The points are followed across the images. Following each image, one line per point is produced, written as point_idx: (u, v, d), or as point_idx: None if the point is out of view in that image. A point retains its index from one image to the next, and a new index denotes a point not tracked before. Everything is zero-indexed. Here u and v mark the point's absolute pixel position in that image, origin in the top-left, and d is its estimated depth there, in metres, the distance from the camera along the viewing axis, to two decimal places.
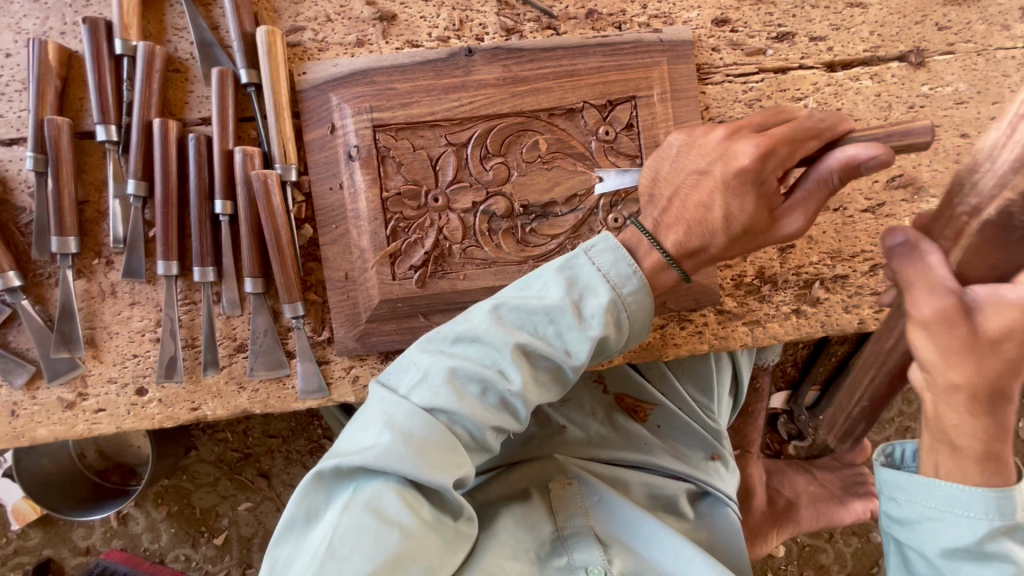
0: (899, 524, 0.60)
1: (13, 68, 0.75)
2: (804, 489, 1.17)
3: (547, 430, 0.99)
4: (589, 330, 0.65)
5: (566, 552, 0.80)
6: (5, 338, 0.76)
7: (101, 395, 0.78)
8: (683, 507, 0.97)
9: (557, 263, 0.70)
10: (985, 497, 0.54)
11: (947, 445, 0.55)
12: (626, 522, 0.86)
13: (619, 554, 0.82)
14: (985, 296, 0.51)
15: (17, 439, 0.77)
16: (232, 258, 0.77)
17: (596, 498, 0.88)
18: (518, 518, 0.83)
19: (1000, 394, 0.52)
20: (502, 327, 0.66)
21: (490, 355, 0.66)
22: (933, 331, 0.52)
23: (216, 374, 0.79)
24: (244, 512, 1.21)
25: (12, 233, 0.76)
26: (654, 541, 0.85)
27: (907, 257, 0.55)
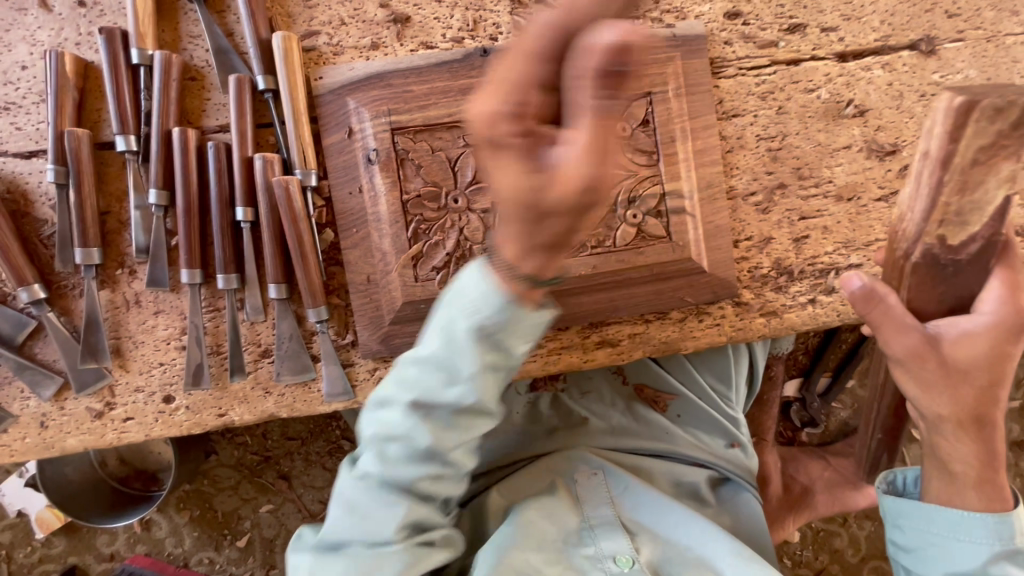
0: (906, 550, 0.69)
1: (30, 80, 0.75)
2: (819, 476, 1.19)
3: (569, 423, 1.01)
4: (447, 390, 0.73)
5: (594, 542, 0.82)
6: (32, 350, 0.77)
7: (129, 404, 0.79)
8: (706, 493, 0.99)
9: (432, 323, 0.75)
10: (982, 522, 0.63)
11: (946, 473, 0.64)
12: (652, 511, 0.87)
13: (647, 542, 0.83)
14: (943, 328, 0.59)
15: (47, 449, 0.78)
16: (254, 264, 0.78)
17: (620, 487, 0.90)
18: (546, 510, 0.84)
19: (984, 420, 0.61)
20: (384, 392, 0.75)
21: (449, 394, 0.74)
22: (912, 367, 0.60)
23: (243, 380, 0.79)
24: (266, 514, 1.22)
25: (35, 245, 0.76)
26: (680, 526, 0.86)
27: (872, 300, 0.59)
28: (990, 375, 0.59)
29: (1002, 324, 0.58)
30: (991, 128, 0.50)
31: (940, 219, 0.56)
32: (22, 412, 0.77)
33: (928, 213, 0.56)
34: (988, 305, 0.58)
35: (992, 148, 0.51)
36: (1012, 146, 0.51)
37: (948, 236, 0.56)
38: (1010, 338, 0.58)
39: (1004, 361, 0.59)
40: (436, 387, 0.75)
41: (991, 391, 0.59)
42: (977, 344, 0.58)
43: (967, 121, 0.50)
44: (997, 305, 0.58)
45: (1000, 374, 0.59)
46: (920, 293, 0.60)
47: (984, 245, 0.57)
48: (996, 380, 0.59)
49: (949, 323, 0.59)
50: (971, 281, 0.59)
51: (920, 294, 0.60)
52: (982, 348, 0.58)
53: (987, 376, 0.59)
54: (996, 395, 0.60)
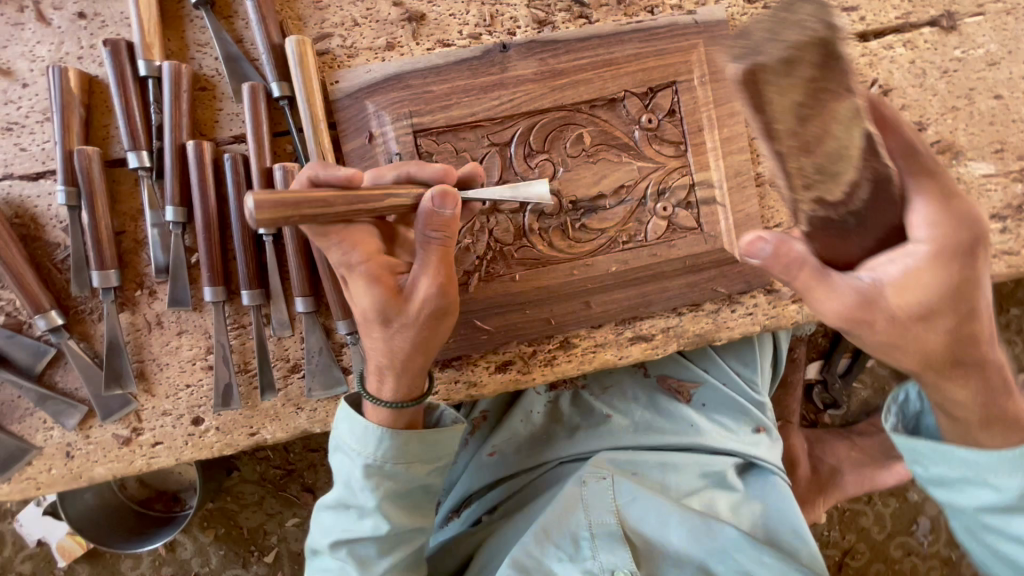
0: (942, 490, 0.62)
1: (32, 98, 0.72)
2: (846, 456, 1.19)
3: (591, 419, 1.00)
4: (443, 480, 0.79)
5: (592, 556, 0.83)
6: (52, 379, 0.74)
7: (157, 428, 0.76)
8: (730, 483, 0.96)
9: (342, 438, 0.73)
10: (1009, 456, 0.57)
11: (947, 415, 0.60)
12: (658, 519, 0.86)
13: (645, 557, 0.84)
14: (881, 273, 0.50)
15: (76, 480, 0.76)
16: (279, 278, 0.75)
17: (629, 496, 0.88)
18: (544, 529, 0.85)
19: (966, 357, 0.55)
20: (379, 500, 0.74)
21: (397, 492, 0.74)
22: (858, 328, 0.52)
23: (274, 398, 0.77)
24: (293, 528, 1.20)
25: (49, 270, 0.73)
26: (686, 533, 0.85)
27: (786, 263, 0.51)
28: (953, 307, 0.52)
29: (942, 246, 0.50)
30: (789, 83, 0.42)
31: (803, 184, 0.46)
32: (46, 443, 0.75)
33: (787, 181, 0.46)
34: (925, 231, 0.50)
35: (814, 97, 0.42)
36: (833, 84, 0.42)
37: (824, 196, 0.46)
38: (961, 256, 0.51)
39: (963, 285, 0.52)
40: (349, 496, 0.74)
41: (964, 322, 0.53)
42: (922, 284, 0.50)
43: (761, 88, 0.42)
44: (942, 225, 0.50)
45: (965, 301, 0.52)
46: (833, 246, 0.50)
47: (873, 184, 0.46)
48: (963, 308, 0.53)
49: (897, 263, 0.50)
50: (888, 213, 0.49)
51: (833, 246, 0.50)
52: (935, 283, 0.51)
53: (948, 311, 0.52)
54: (973, 327, 0.54)
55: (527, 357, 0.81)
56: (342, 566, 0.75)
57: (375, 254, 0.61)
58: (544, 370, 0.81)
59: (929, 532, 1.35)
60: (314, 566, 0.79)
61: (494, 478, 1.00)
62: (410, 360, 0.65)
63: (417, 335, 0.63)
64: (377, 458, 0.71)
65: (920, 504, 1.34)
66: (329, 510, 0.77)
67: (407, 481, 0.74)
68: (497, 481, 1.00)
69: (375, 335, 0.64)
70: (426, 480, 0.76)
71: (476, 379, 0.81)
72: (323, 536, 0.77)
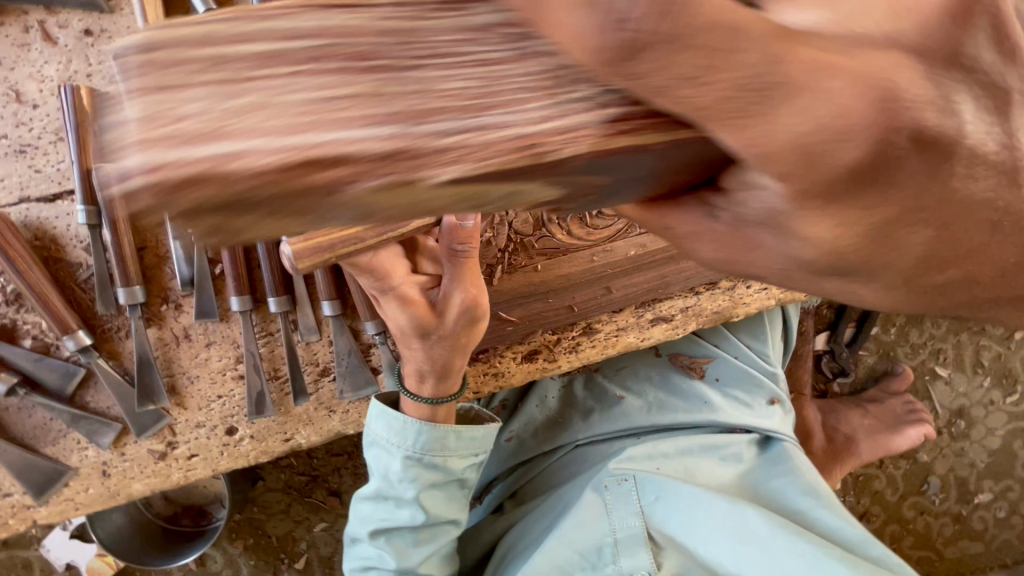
0: None
1: (43, 119, 0.71)
2: (859, 423, 1.23)
3: (605, 402, 0.98)
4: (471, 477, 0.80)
5: (614, 559, 0.82)
6: (83, 399, 0.74)
7: (192, 440, 0.77)
8: (746, 458, 0.97)
9: (376, 436, 0.74)
10: None
11: None
12: (682, 518, 0.84)
13: (670, 555, 0.82)
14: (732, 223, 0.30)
15: (114, 497, 0.76)
16: (303, 283, 0.76)
17: (652, 496, 0.87)
18: (572, 528, 0.83)
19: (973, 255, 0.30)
20: (412, 496, 0.75)
21: (435, 485, 0.76)
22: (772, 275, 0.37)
23: (307, 402, 0.78)
24: (321, 533, 1.21)
25: (73, 290, 0.73)
26: (711, 530, 0.82)
27: None
28: (876, 249, 0.28)
29: (805, 188, 0.25)
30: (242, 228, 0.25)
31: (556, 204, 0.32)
32: (82, 463, 0.75)
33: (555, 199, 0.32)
34: (784, 184, 0.25)
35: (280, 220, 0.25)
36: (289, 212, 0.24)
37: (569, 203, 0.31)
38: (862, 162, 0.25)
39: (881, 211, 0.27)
40: (388, 490, 0.76)
41: (930, 249, 0.29)
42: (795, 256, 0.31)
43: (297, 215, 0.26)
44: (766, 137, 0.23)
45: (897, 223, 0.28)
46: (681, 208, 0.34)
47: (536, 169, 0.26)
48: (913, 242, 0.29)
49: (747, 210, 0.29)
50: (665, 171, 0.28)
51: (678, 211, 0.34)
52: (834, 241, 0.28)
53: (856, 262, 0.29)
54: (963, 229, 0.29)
55: (552, 345, 0.82)
56: (381, 555, 0.78)
57: (408, 275, 0.62)
58: (570, 357, 0.83)
59: (940, 490, 1.39)
60: (352, 554, 0.82)
61: (512, 462, 1.02)
62: (450, 363, 0.68)
63: (456, 342, 0.66)
64: (416, 453, 0.74)
65: (930, 464, 1.38)
66: (366, 502, 0.79)
67: (443, 474, 0.76)
68: (517, 464, 1.02)
69: (414, 346, 0.66)
70: (462, 474, 0.78)
71: (503, 370, 0.82)
72: (361, 526, 0.79)
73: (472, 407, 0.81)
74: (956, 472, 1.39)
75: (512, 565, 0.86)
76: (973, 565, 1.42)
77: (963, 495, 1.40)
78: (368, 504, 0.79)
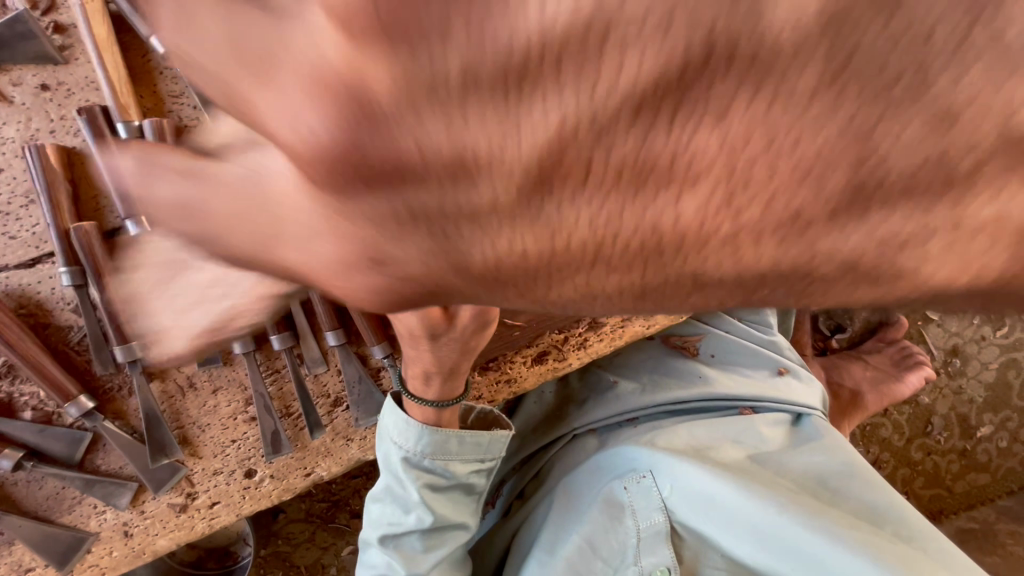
0: None
1: (11, 182, 0.69)
2: (862, 376, 1.26)
3: (600, 390, 0.96)
4: (477, 479, 0.80)
5: (634, 560, 0.80)
6: (94, 463, 0.72)
7: (211, 488, 0.76)
8: (767, 437, 0.89)
9: (380, 440, 0.75)
10: None
11: None
12: (701, 510, 0.79)
13: (690, 546, 0.80)
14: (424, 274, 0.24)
15: (139, 556, 0.75)
16: (304, 316, 0.74)
17: (667, 488, 0.82)
18: (592, 530, 0.81)
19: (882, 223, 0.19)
20: (417, 501, 0.76)
21: (437, 487, 0.77)
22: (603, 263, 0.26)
23: (323, 434, 0.78)
24: (350, 556, 1.21)
25: (68, 354, 0.70)
26: (734, 522, 0.77)
27: None
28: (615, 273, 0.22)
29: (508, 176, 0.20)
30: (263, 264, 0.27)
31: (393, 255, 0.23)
32: (101, 527, 0.73)
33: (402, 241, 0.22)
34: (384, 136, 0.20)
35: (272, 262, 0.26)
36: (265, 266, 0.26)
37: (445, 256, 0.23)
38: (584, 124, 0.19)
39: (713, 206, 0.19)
40: (393, 496, 0.77)
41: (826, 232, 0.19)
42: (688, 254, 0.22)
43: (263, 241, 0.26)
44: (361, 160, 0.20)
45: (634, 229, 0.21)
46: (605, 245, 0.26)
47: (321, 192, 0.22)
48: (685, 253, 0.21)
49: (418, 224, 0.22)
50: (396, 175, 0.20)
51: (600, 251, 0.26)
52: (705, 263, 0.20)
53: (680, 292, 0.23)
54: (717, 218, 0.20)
55: (560, 345, 0.82)
56: (389, 562, 0.78)
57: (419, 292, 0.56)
58: (580, 353, 0.83)
59: (944, 429, 1.44)
60: (364, 561, 0.82)
61: (522, 456, 1.00)
62: (459, 364, 0.68)
63: (463, 344, 0.65)
64: (415, 455, 0.74)
65: (932, 405, 1.42)
66: (376, 503, 0.79)
67: (444, 476, 0.77)
68: (529, 457, 1.00)
69: (423, 348, 0.64)
70: (466, 476, 0.78)
71: (516, 376, 0.82)
72: (371, 529, 0.80)
73: (489, 410, 0.80)
74: (957, 410, 1.43)
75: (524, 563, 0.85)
76: (982, 496, 1.47)
77: (966, 431, 1.44)
78: (376, 510, 0.79)
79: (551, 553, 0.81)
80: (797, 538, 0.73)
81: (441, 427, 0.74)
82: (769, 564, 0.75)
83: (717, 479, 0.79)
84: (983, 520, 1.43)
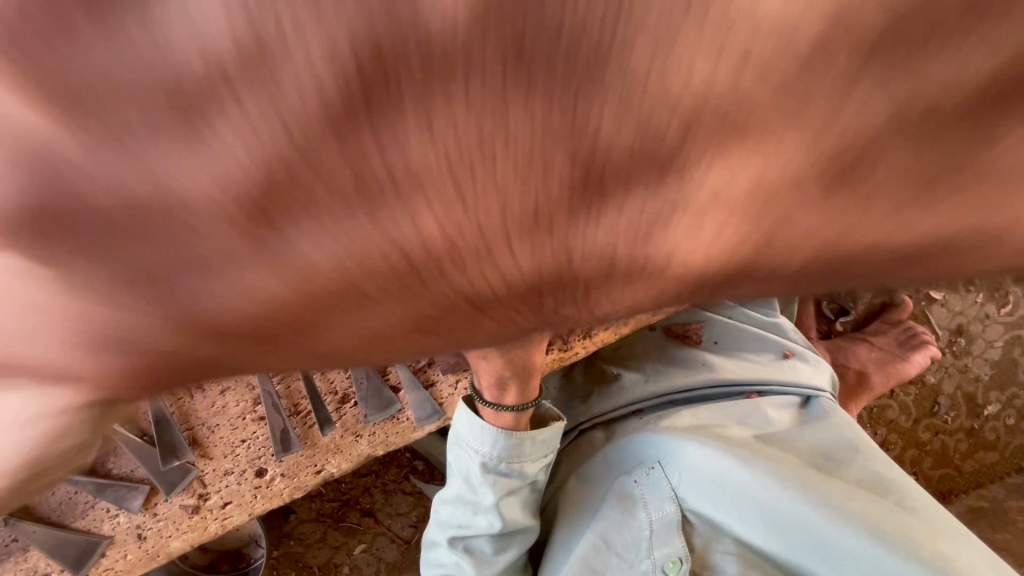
0: None
1: None
2: (869, 358, 1.26)
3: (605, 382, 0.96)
4: (541, 477, 0.79)
5: (648, 552, 0.79)
6: None
7: (223, 489, 0.76)
8: (774, 419, 0.89)
9: (454, 439, 0.75)
10: None
11: None
12: (712, 498, 0.79)
13: (703, 536, 0.79)
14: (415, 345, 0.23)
15: (154, 558, 0.75)
16: None
17: (677, 477, 0.82)
18: (609, 525, 0.80)
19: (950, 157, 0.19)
20: (495, 503, 0.75)
21: (511, 491, 0.76)
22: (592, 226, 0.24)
23: (333, 431, 0.79)
24: (362, 554, 1.21)
25: None
26: (745, 506, 0.76)
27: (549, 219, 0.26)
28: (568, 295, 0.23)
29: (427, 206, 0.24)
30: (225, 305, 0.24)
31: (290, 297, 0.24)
32: (115, 530, 0.74)
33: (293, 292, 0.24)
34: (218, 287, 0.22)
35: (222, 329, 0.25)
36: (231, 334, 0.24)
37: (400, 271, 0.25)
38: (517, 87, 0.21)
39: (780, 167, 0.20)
40: (466, 498, 0.77)
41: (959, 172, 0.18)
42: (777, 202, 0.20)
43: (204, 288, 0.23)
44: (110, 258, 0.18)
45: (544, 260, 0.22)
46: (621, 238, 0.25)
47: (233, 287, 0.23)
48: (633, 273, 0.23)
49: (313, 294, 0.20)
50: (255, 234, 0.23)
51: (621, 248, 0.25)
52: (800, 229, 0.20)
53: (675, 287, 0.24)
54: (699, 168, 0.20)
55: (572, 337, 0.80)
56: (460, 562, 0.79)
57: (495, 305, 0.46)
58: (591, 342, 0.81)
59: (950, 409, 1.44)
60: (431, 560, 0.83)
61: None
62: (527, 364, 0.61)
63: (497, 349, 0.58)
64: (493, 459, 0.73)
65: (938, 386, 1.42)
66: (446, 505, 0.80)
67: (518, 479, 0.76)
68: None
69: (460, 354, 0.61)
70: (535, 477, 0.77)
71: None
72: (439, 531, 0.81)
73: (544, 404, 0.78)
74: (963, 389, 1.43)
75: (544, 561, 0.85)
76: (989, 474, 1.47)
77: (972, 410, 1.44)
78: (449, 510, 0.79)
79: (565, 551, 0.81)
80: (806, 520, 0.73)
81: (519, 434, 0.73)
82: (780, 548, 0.75)
83: (723, 461, 0.78)
84: (992, 497, 1.44)
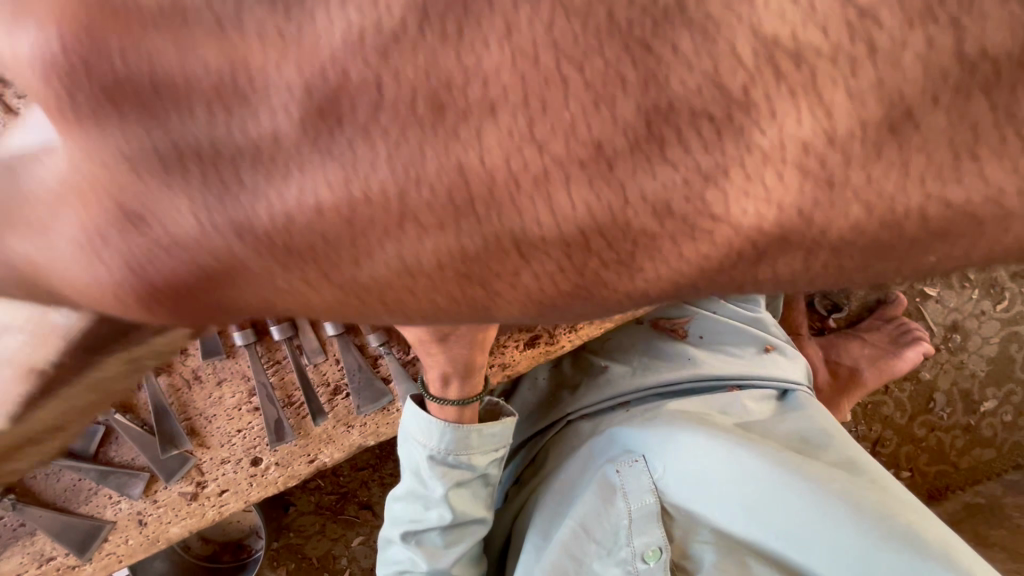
0: None
1: None
2: (861, 353, 1.27)
3: (591, 374, 0.98)
4: (492, 470, 0.81)
5: (627, 540, 0.79)
6: (108, 455, 0.76)
7: (220, 477, 0.79)
8: (754, 411, 0.91)
9: (402, 436, 0.78)
10: None
11: None
12: (691, 485, 0.80)
13: (681, 524, 0.79)
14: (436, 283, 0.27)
15: (155, 543, 0.78)
16: None
17: (660, 468, 0.83)
18: (595, 508, 0.82)
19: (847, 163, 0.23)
20: (445, 495, 0.77)
21: (460, 483, 0.78)
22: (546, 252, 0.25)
23: (326, 421, 0.81)
24: (360, 546, 1.24)
25: None
26: (724, 493, 0.78)
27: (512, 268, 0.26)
28: (475, 289, 0.27)
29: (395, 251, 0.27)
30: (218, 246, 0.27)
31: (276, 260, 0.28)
32: (117, 516, 0.77)
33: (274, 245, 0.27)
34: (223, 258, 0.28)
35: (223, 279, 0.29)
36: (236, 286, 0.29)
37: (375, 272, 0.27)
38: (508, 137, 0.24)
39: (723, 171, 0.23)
40: (418, 495, 0.79)
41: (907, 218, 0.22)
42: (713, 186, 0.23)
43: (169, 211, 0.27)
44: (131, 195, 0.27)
45: (478, 248, 0.26)
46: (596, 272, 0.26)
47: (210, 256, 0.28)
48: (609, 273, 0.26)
49: (228, 223, 0.27)
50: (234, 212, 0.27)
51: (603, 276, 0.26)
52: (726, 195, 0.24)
53: (573, 304, 0.27)
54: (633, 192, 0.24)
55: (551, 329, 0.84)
56: (413, 556, 0.81)
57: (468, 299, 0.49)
58: (571, 336, 0.85)
59: (946, 406, 1.44)
60: (386, 557, 0.85)
61: (518, 441, 1.03)
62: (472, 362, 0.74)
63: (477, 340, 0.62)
64: (440, 452, 0.75)
65: (934, 382, 1.42)
66: (398, 502, 0.82)
67: (468, 472, 0.78)
68: (522, 445, 1.03)
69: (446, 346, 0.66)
70: (486, 470, 0.80)
71: (509, 361, 0.84)
72: (394, 527, 0.83)
73: (495, 400, 0.81)
74: (959, 386, 1.43)
75: (522, 549, 0.87)
76: (987, 471, 1.47)
77: (969, 407, 1.44)
78: (401, 507, 0.82)
79: (546, 539, 0.84)
80: (784, 505, 0.75)
81: (466, 428, 0.75)
82: (759, 535, 0.76)
83: (706, 451, 0.80)
84: (988, 494, 1.44)
